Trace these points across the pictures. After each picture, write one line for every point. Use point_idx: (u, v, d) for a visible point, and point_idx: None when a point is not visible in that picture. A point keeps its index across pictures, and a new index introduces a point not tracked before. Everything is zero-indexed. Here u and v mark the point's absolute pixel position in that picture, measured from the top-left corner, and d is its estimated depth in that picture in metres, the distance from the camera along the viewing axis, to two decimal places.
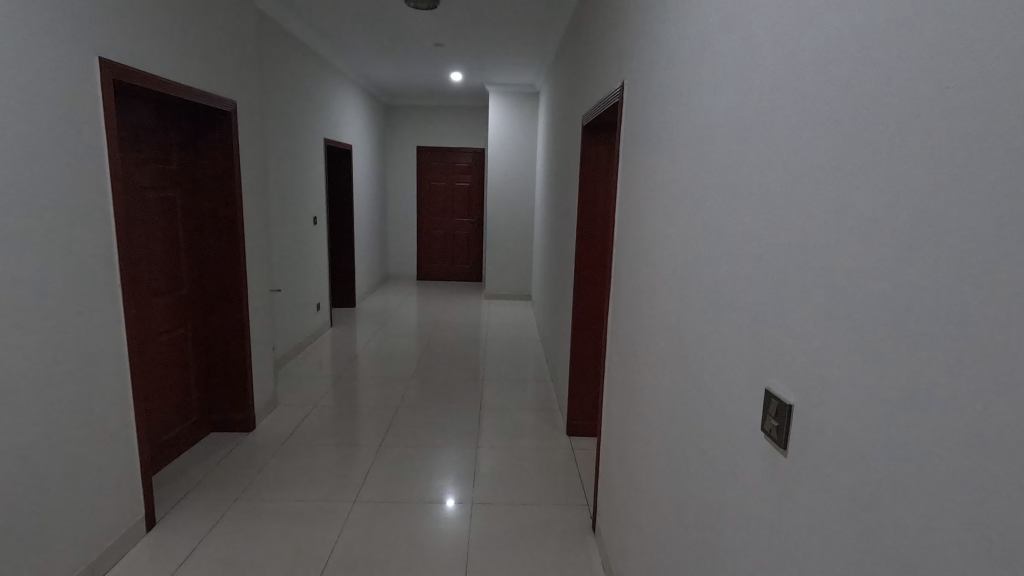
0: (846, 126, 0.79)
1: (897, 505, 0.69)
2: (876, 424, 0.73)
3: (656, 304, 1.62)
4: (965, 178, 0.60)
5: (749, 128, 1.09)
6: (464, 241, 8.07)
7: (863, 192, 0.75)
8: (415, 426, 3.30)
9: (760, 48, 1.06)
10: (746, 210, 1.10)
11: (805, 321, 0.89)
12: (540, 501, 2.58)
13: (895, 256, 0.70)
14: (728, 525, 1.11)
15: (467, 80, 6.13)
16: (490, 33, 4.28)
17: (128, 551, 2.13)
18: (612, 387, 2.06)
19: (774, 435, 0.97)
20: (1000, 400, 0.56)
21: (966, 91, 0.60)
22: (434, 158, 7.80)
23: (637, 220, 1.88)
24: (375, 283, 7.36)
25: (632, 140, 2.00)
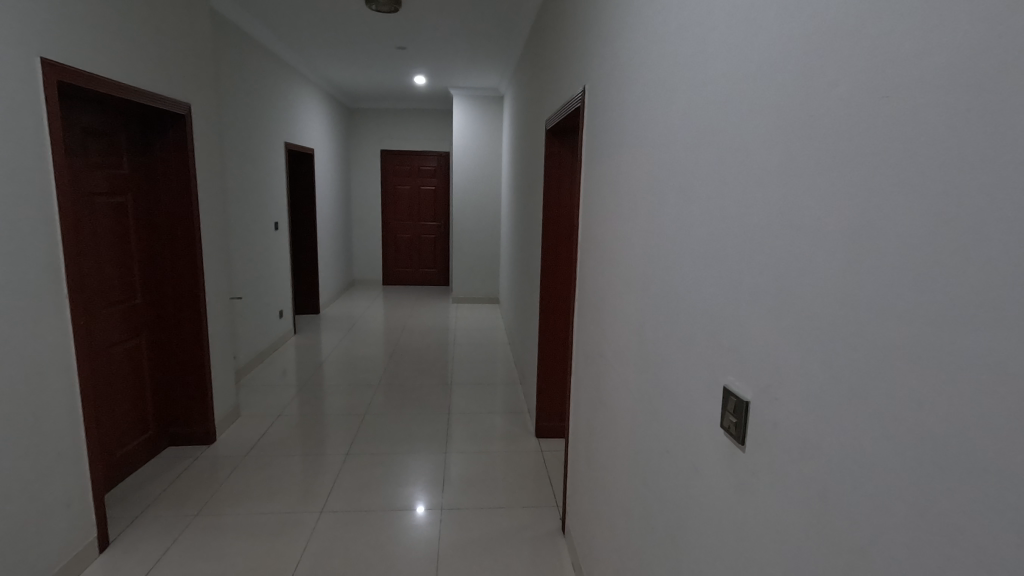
0: (801, 105, 0.73)
1: (859, 510, 0.62)
2: (835, 423, 0.67)
3: (617, 299, 1.56)
4: (927, 150, 0.54)
5: (699, 110, 1.04)
6: (429, 246, 8.09)
7: (824, 166, 0.68)
8: (393, 436, 3.29)
9: (713, 16, 0.99)
10: (699, 196, 1.04)
11: (760, 312, 0.83)
12: (511, 504, 2.62)
13: (854, 244, 0.63)
14: (691, 527, 1.05)
15: (434, 84, 6.09)
16: (454, 38, 4.23)
17: (82, 570, 2.08)
18: (579, 386, 2.04)
19: (732, 432, 0.89)
20: (968, 395, 0.50)
21: (929, 59, 0.54)
22: (401, 162, 7.79)
23: (596, 208, 1.81)
24: (341, 290, 7.31)
25: (588, 126, 1.94)
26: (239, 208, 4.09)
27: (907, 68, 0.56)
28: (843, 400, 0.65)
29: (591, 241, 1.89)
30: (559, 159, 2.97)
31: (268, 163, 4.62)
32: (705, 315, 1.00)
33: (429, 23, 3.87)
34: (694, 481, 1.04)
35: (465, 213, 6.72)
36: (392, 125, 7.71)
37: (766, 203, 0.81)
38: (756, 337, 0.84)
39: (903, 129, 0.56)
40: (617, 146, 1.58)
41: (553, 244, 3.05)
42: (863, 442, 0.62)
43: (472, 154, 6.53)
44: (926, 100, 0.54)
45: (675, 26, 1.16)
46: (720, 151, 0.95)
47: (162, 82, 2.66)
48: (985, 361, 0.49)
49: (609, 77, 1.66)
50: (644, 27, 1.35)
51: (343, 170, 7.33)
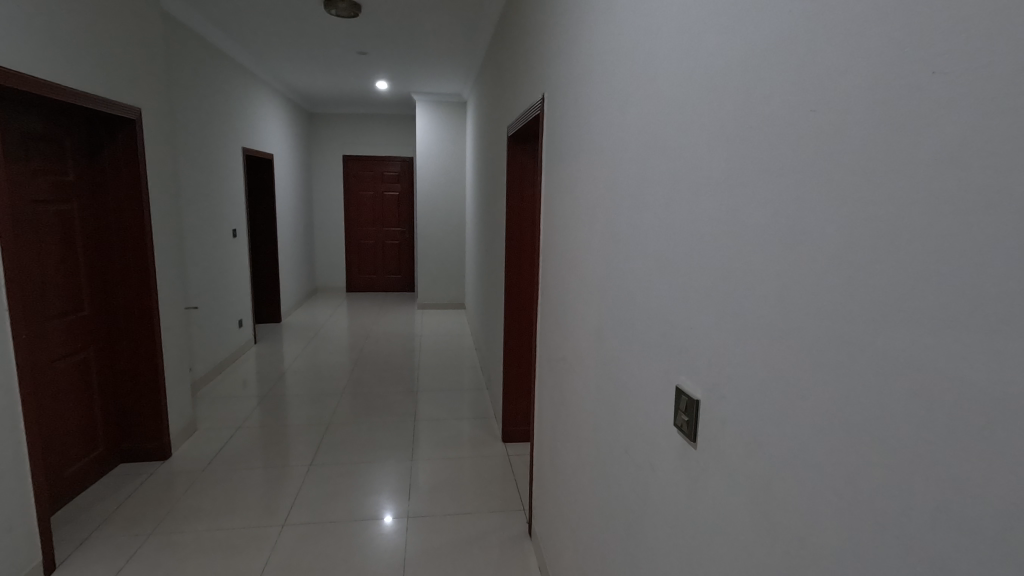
0: (740, 116, 0.77)
1: (796, 500, 0.66)
2: (774, 418, 0.70)
3: (578, 303, 1.59)
4: (846, 161, 0.58)
5: (650, 119, 1.07)
6: (394, 252, 8.02)
7: (761, 176, 0.72)
8: (357, 445, 3.25)
9: (661, 30, 1.02)
10: (651, 202, 1.07)
11: (708, 314, 0.86)
12: (478, 509, 2.62)
13: (788, 249, 0.67)
14: (648, 524, 1.08)
15: (396, 89, 6.05)
16: (416, 43, 4.22)
17: None
18: (543, 388, 2.06)
19: (684, 429, 0.93)
20: (879, 387, 0.54)
21: (846, 76, 0.58)
22: (363, 167, 7.70)
23: (558, 212, 1.84)
24: (303, 298, 7.17)
25: (549, 133, 1.97)
26: (194, 215, 3.97)
27: (832, 83, 0.60)
28: (782, 397, 0.69)
29: (552, 246, 1.92)
30: (522, 165, 3.00)
31: (224, 169, 4.51)
32: (659, 317, 1.04)
33: (390, 28, 3.85)
34: (650, 479, 1.07)
35: (429, 219, 6.69)
36: (354, 130, 7.62)
37: (712, 209, 0.85)
38: (704, 338, 0.87)
39: (830, 140, 0.60)
40: (575, 152, 1.62)
41: (517, 249, 3.07)
42: (800, 436, 0.65)
43: (436, 160, 6.52)
44: (847, 113, 0.57)
45: (626, 38, 1.19)
46: (670, 160, 0.98)
47: (110, 85, 2.56)
48: (888, 357, 0.53)
49: (567, 85, 1.70)
50: (598, 37, 1.39)
51: (304, 176, 7.21)
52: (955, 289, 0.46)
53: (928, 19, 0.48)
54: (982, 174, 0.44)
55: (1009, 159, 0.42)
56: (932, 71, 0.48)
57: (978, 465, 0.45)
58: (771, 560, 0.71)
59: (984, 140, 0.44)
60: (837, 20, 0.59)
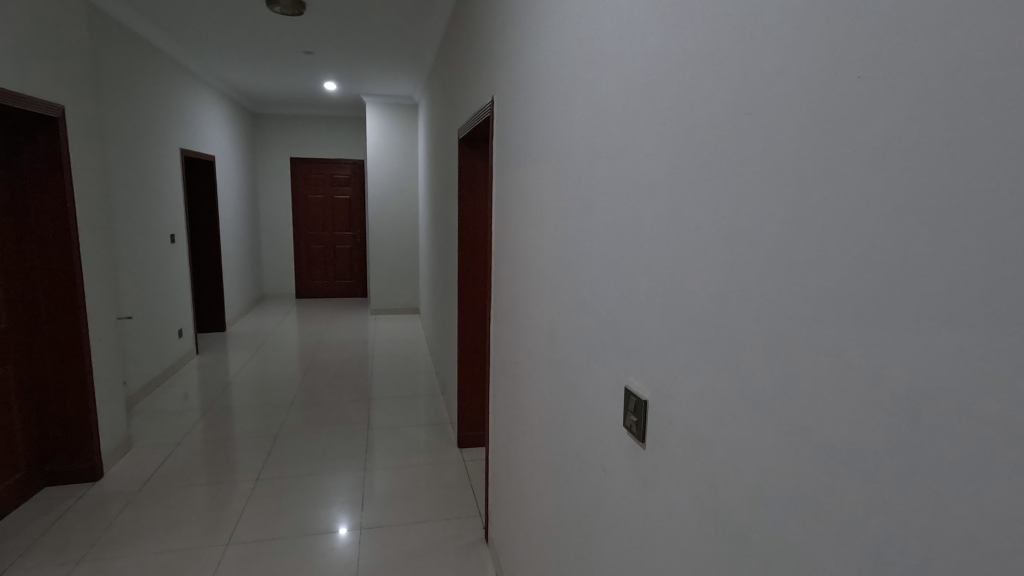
0: (681, 120, 0.78)
1: (740, 497, 0.67)
2: (718, 418, 0.72)
3: (529, 306, 1.58)
4: (781, 163, 0.60)
5: (596, 122, 1.08)
6: (346, 256, 7.84)
7: (701, 179, 0.74)
8: (309, 456, 3.14)
9: (604, 33, 1.03)
10: (598, 205, 1.08)
11: (654, 316, 0.87)
12: (433, 517, 2.58)
13: (727, 251, 0.69)
14: (601, 525, 1.08)
15: (345, 91, 5.93)
16: (364, 44, 4.14)
17: None
18: (498, 392, 2.05)
19: (633, 430, 0.93)
20: (817, 385, 0.55)
21: (778, 81, 0.60)
22: (312, 170, 7.50)
23: (509, 215, 1.83)
24: (249, 306, 6.90)
25: (499, 136, 1.96)
26: (127, 219, 3.75)
27: (767, 86, 0.61)
28: (726, 396, 0.70)
29: (504, 249, 1.91)
30: (473, 168, 2.99)
31: (160, 171, 4.28)
32: (608, 320, 1.04)
33: (337, 27, 3.76)
34: (602, 480, 1.08)
35: (381, 222, 6.59)
36: (301, 132, 7.41)
37: (656, 210, 0.86)
38: (651, 339, 0.88)
39: (766, 142, 0.62)
40: (524, 156, 1.62)
41: (470, 252, 3.06)
42: (744, 433, 0.66)
43: (387, 163, 6.41)
44: (779, 121, 0.59)
45: (573, 40, 1.20)
46: (616, 163, 0.99)
47: (29, 81, 2.38)
48: (822, 356, 0.54)
49: (515, 87, 1.70)
50: (546, 39, 1.39)
51: (249, 178, 6.94)
52: (881, 285, 0.48)
53: (852, 26, 0.50)
54: (901, 173, 0.46)
55: (926, 161, 0.44)
56: (859, 75, 0.49)
57: (906, 457, 0.46)
58: (718, 558, 0.72)
59: (903, 144, 0.46)
60: (773, 24, 0.61)
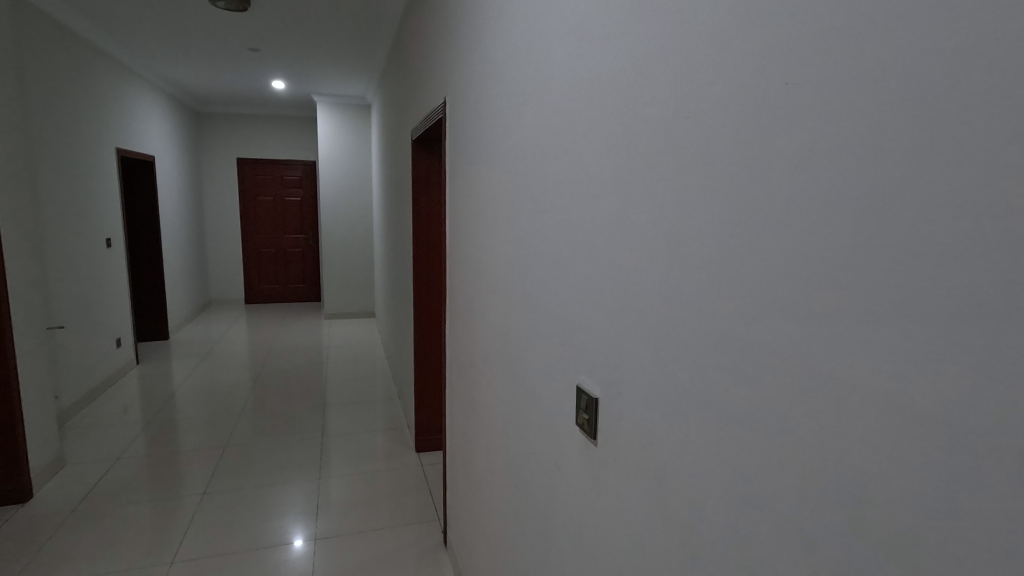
0: (626, 123, 0.80)
1: (686, 490, 0.69)
2: (665, 414, 0.73)
3: (484, 308, 1.58)
4: (717, 164, 0.62)
5: (545, 124, 1.09)
6: (298, 260, 7.63)
7: (645, 179, 0.75)
8: (260, 467, 3.04)
9: (551, 35, 1.04)
10: (549, 208, 1.08)
11: (603, 315, 0.89)
12: (391, 523, 2.54)
13: (670, 251, 0.71)
14: (556, 524, 1.09)
15: (294, 90, 5.78)
16: (312, 42, 4.04)
17: None
18: (454, 394, 2.04)
19: (585, 428, 0.94)
20: (756, 376, 0.57)
21: (713, 87, 0.62)
22: (261, 171, 7.27)
23: (462, 217, 1.82)
24: (194, 313, 6.61)
25: (451, 138, 1.95)
26: (59, 224, 3.54)
27: (704, 91, 0.63)
28: (672, 392, 0.71)
29: (458, 252, 1.91)
30: (427, 169, 2.96)
31: (94, 171, 4.04)
32: (560, 321, 1.05)
33: (284, 24, 3.65)
34: (556, 479, 1.09)
35: (334, 225, 6.46)
36: (249, 132, 7.17)
37: (604, 212, 0.87)
38: (600, 338, 0.90)
39: (704, 145, 0.64)
40: (476, 157, 1.62)
41: (425, 255, 3.03)
42: (689, 429, 0.68)
43: (340, 164, 6.28)
44: (715, 124, 0.62)
45: (521, 44, 1.20)
46: (565, 165, 1.00)
47: None
48: (757, 350, 0.57)
49: (466, 89, 1.70)
50: (495, 43, 1.39)
51: (193, 179, 6.66)
52: (808, 280, 0.50)
53: (780, 34, 0.53)
54: (822, 175, 0.48)
55: (842, 162, 0.46)
56: (785, 82, 0.52)
57: (833, 445, 0.48)
58: (668, 555, 0.73)
59: (826, 146, 0.48)
60: (708, 31, 0.63)
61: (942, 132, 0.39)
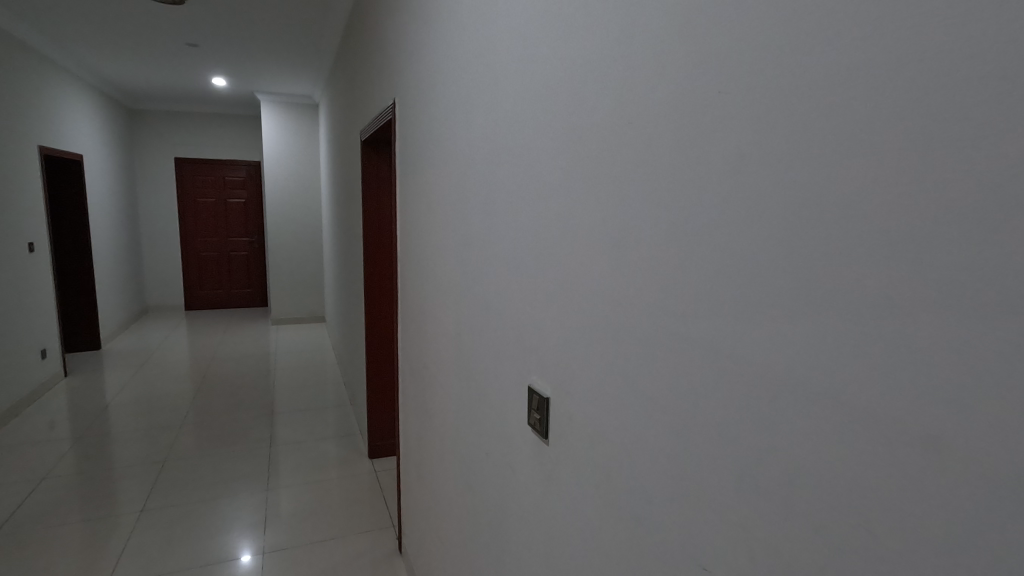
0: (573, 127, 0.81)
1: (633, 485, 0.71)
2: (613, 411, 0.75)
3: (436, 311, 1.56)
4: (658, 167, 0.64)
5: (495, 126, 1.09)
6: (243, 263, 7.34)
7: (592, 182, 0.77)
8: (203, 481, 2.90)
9: (499, 38, 1.05)
10: (499, 210, 1.08)
11: (552, 316, 0.90)
12: (344, 532, 2.48)
13: (616, 253, 0.73)
14: (510, 524, 1.10)
15: (236, 88, 5.57)
16: (255, 39, 3.91)
17: None
18: (407, 398, 2.01)
19: (537, 427, 0.95)
20: (699, 372, 0.59)
21: (655, 92, 0.64)
22: (201, 172, 6.96)
23: (413, 218, 1.80)
24: (129, 321, 6.25)
25: (401, 139, 1.92)
26: None
27: (646, 97, 0.65)
28: (619, 390, 0.73)
29: (409, 254, 1.88)
30: (376, 170, 2.92)
31: (15, 171, 3.77)
32: (511, 323, 1.05)
33: (224, 19, 3.51)
34: (509, 479, 1.09)
35: (281, 228, 6.26)
36: (188, 131, 6.87)
37: (553, 214, 0.88)
38: (550, 338, 0.91)
39: (646, 149, 0.66)
40: (426, 160, 1.61)
41: (376, 258, 2.98)
42: (636, 427, 0.70)
43: (286, 165, 6.09)
44: (656, 130, 0.64)
45: (470, 44, 1.20)
46: (514, 167, 1.01)
47: None
48: (698, 348, 0.59)
49: (416, 91, 1.69)
50: (444, 44, 1.38)
51: (126, 179, 6.30)
52: (744, 279, 0.52)
53: (714, 44, 0.55)
54: (754, 179, 0.51)
55: (772, 166, 0.49)
56: (719, 91, 0.54)
57: (765, 435, 0.51)
58: (618, 550, 0.75)
59: (758, 152, 0.50)
60: (649, 35, 0.65)
61: (854, 142, 0.42)
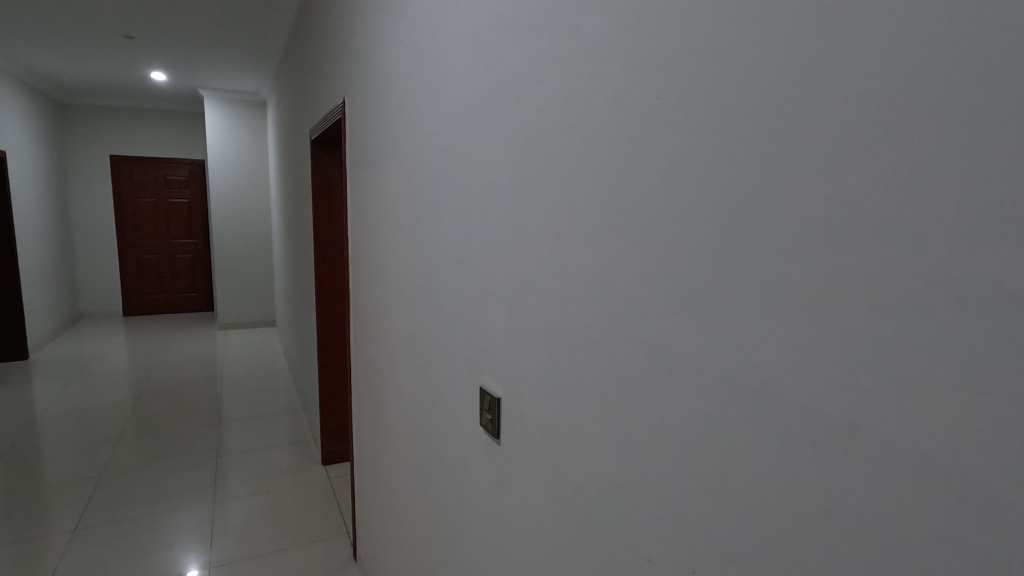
0: (521, 129, 0.82)
1: (584, 485, 0.72)
2: (563, 409, 0.76)
3: (388, 315, 1.54)
4: (601, 170, 0.66)
5: (444, 127, 1.09)
6: (186, 266, 7.02)
7: (539, 182, 0.78)
8: (144, 495, 2.76)
9: (448, 38, 1.05)
10: (450, 211, 1.08)
11: (502, 316, 0.91)
12: (296, 542, 2.42)
13: (561, 255, 0.74)
14: (464, 526, 1.09)
15: (176, 83, 5.33)
16: (197, 34, 3.77)
17: None
18: (360, 403, 1.98)
19: (489, 428, 0.96)
20: (641, 369, 0.61)
21: (597, 96, 0.66)
22: (140, 170, 6.63)
23: (364, 219, 1.78)
24: (61, 329, 5.87)
25: (351, 139, 1.88)
26: None
27: (589, 101, 0.67)
28: (567, 388, 0.75)
29: (361, 255, 1.85)
30: (327, 171, 2.86)
31: None
32: (463, 325, 1.05)
33: (163, 12, 3.35)
34: (462, 479, 1.10)
35: (226, 229, 6.03)
36: (124, 128, 6.53)
37: (502, 216, 0.89)
38: (501, 338, 0.92)
39: (589, 151, 0.68)
40: (377, 161, 1.59)
41: (328, 261, 2.91)
42: (583, 424, 0.72)
43: (232, 164, 5.88)
44: (598, 134, 0.66)
45: (420, 45, 1.19)
46: (464, 169, 1.01)
47: None
48: (639, 346, 0.61)
49: (365, 90, 1.66)
50: (393, 44, 1.36)
51: (56, 177, 5.92)
52: (681, 280, 0.55)
53: (653, 51, 0.57)
54: (689, 182, 0.53)
55: (705, 171, 0.52)
56: (656, 97, 0.57)
57: (703, 427, 0.53)
58: (567, 543, 0.76)
59: (693, 157, 0.53)
60: (591, 43, 0.66)
61: (778, 152, 0.44)
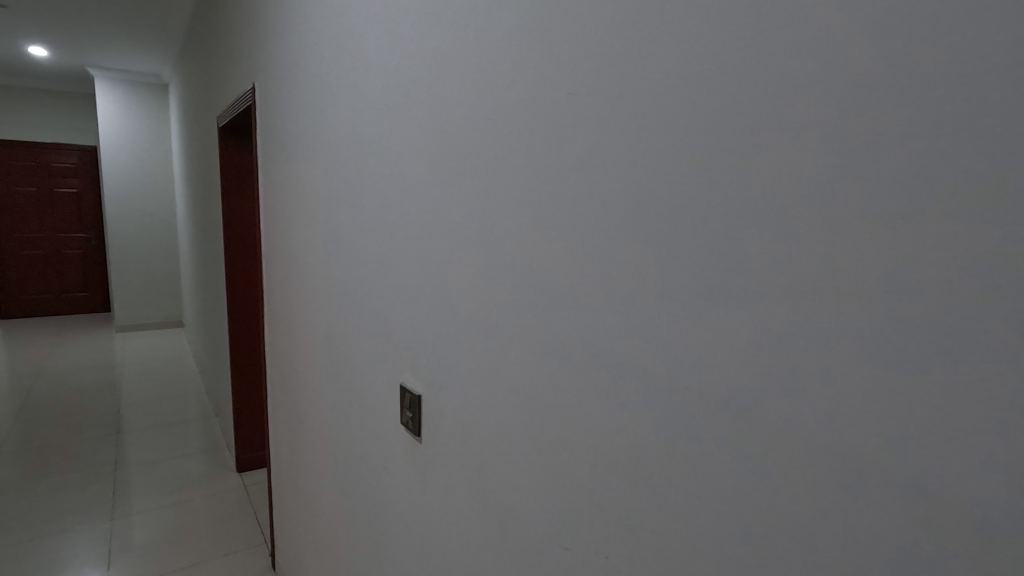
0: (437, 120, 0.81)
1: (504, 478, 0.73)
2: (483, 404, 0.76)
3: (304, 313, 1.47)
4: (517, 163, 0.66)
5: (360, 117, 1.05)
6: (77, 262, 6.37)
7: (457, 174, 0.77)
8: (27, 517, 2.49)
9: (361, 24, 1.01)
10: (367, 204, 1.05)
11: (422, 311, 0.89)
12: (208, 555, 2.27)
13: (480, 249, 0.74)
14: (386, 526, 1.07)
15: (60, 60, 4.81)
16: (84, 7, 3.41)
17: None
18: (277, 406, 1.88)
19: (409, 426, 0.94)
20: (558, 361, 0.62)
21: (512, 89, 0.66)
22: (18, 156, 5.93)
23: (277, 212, 1.69)
24: None
25: (262, 127, 1.78)
26: None
27: (504, 94, 0.67)
28: (488, 383, 0.75)
29: (274, 250, 1.76)
30: (237, 161, 2.69)
31: None
32: (382, 321, 1.02)
33: None
34: (384, 480, 1.07)
35: (123, 222, 5.53)
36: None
37: (420, 209, 0.87)
38: (421, 334, 0.90)
39: (504, 144, 0.68)
40: (289, 151, 1.51)
41: (239, 258, 2.75)
42: (503, 418, 0.72)
43: (130, 152, 5.40)
44: (512, 127, 0.66)
45: (333, 31, 1.14)
46: (380, 159, 0.98)
47: None
48: (556, 339, 0.62)
49: (276, 76, 1.58)
50: (305, 28, 1.30)
51: None
52: (594, 274, 0.56)
53: (564, 47, 0.58)
54: (599, 177, 0.55)
55: (615, 167, 0.53)
56: (568, 92, 0.58)
57: (616, 416, 0.55)
58: (488, 537, 0.77)
59: (604, 154, 0.54)
60: (505, 35, 0.66)
61: (679, 149, 0.46)
